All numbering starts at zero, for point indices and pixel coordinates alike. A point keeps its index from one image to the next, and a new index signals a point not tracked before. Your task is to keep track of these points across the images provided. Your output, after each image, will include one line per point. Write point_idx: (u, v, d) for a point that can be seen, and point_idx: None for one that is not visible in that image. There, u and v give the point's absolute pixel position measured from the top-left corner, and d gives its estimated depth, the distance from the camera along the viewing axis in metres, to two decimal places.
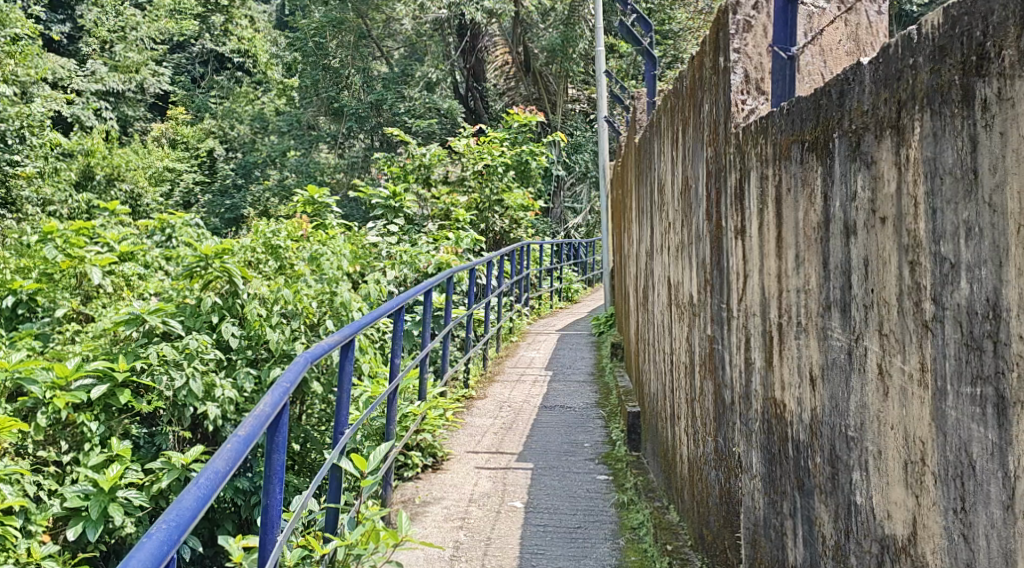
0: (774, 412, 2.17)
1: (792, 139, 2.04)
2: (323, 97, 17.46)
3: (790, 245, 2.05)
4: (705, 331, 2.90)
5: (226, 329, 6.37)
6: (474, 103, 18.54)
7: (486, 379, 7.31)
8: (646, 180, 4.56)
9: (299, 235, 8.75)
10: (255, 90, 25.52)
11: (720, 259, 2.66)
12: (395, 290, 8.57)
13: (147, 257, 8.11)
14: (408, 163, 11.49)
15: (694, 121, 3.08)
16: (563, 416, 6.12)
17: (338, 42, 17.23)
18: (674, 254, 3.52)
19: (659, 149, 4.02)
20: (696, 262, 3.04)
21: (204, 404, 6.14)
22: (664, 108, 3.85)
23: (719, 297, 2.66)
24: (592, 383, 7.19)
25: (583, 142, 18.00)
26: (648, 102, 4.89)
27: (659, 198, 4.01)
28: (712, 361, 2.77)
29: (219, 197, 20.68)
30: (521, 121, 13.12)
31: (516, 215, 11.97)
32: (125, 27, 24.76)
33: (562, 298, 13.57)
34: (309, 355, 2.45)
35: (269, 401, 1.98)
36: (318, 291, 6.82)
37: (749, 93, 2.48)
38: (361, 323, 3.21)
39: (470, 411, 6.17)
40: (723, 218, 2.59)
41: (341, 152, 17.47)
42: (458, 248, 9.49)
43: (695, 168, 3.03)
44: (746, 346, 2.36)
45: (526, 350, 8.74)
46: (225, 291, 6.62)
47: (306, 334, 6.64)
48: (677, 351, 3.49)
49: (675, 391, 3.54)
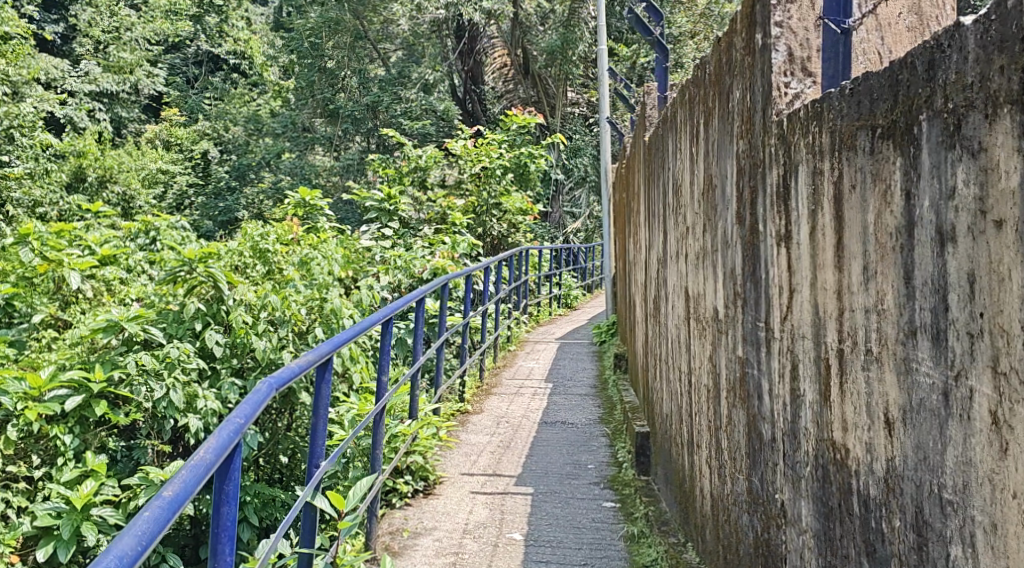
0: (832, 457, 1.79)
1: (858, 124, 1.66)
2: (318, 98, 17.09)
3: (856, 253, 1.67)
4: (733, 350, 2.53)
5: (210, 336, 6.00)
6: (472, 106, 18.08)
7: (482, 391, 6.93)
8: (658, 181, 4.18)
9: (289, 238, 8.36)
10: (250, 92, 25.14)
11: (754, 269, 2.29)
12: (388, 296, 8.26)
13: (130, 260, 7.71)
14: (404, 166, 11.24)
15: (719, 111, 2.71)
16: (564, 433, 5.75)
17: (334, 43, 16.82)
18: (694, 262, 3.15)
19: (673, 146, 3.65)
20: (722, 272, 2.67)
21: (185, 416, 5.77)
22: (679, 101, 3.49)
23: (754, 314, 2.29)
24: (594, 396, 6.82)
25: (582, 145, 17.67)
26: (660, 98, 4.52)
27: (673, 202, 3.64)
28: (744, 387, 2.40)
29: (212, 200, 20.27)
30: (519, 122, 12.63)
31: (514, 220, 11.59)
32: (119, 27, 24.33)
33: (561, 305, 13.24)
34: (270, 385, 2.09)
35: (213, 448, 1.62)
36: (307, 298, 6.58)
37: (793, 74, 2.10)
38: (339, 341, 2.83)
39: (465, 428, 5.80)
40: (760, 222, 2.21)
41: (336, 154, 17.10)
42: (454, 253, 9.10)
43: (721, 165, 2.65)
44: (792, 375, 1.98)
45: (525, 360, 8.37)
46: (209, 296, 6.26)
47: (294, 342, 6.33)
48: (695, 370, 3.12)
49: (695, 416, 3.17)
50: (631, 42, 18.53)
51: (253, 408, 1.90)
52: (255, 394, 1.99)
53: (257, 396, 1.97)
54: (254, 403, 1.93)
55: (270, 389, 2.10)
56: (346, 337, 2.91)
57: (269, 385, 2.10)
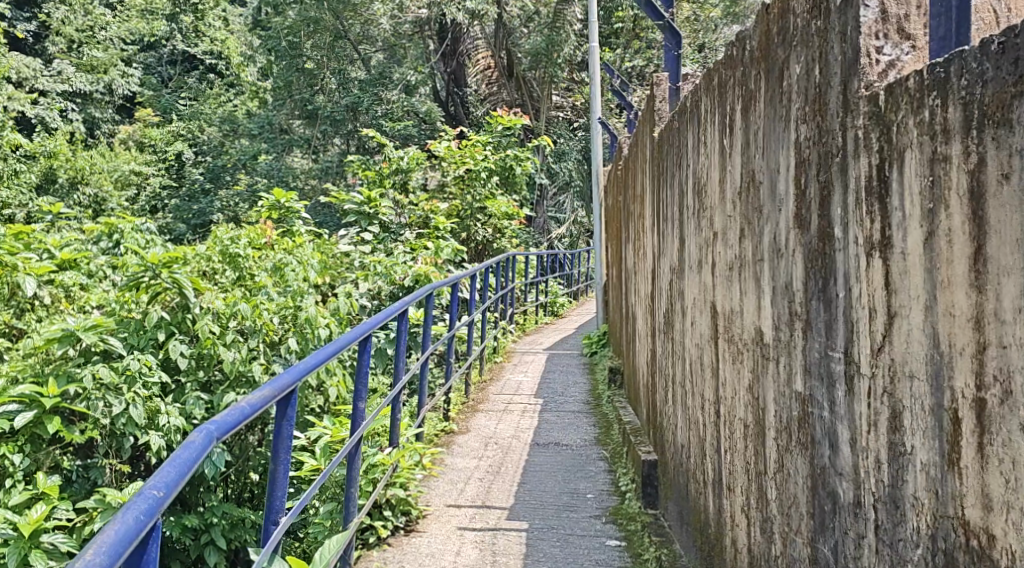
0: (965, 545, 1.33)
1: (1015, 89, 1.19)
2: (296, 99, 16.60)
3: (1012, 267, 1.21)
4: (787, 379, 2.06)
5: (174, 347, 5.55)
6: (454, 109, 17.53)
7: (468, 408, 6.46)
8: (671, 182, 3.71)
9: (261, 242, 7.84)
10: (225, 92, 24.53)
11: (823, 285, 1.83)
12: (368, 304, 7.79)
13: (90, 264, 7.04)
14: (385, 167, 10.63)
15: (765, 93, 2.26)
16: (559, 457, 5.28)
17: (313, 43, 16.33)
18: (726, 275, 2.68)
19: (693, 139, 3.21)
20: (769, 287, 2.21)
21: (146, 434, 5.30)
22: (703, 88, 3.04)
23: (823, 341, 1.83)
24: (589, 414, 6.36)
25: (567, 149, 17.20)
26: (671, 89, 4.07)
27: (694, 204, 3.18)
28: (804, 429, 1.94)
29: (185, 202, 19.65)
30: (505, 124, 12.20)
31: (499, 224, 11.10)
32: (93, 26, 23.83)
33: (547, 312, 12.81)
34: (205, 439, 1.61)
35: (106, 548, 1.13)
36: (281, 306, 6.12)
37: (887, 37, 1.64)
38: (306, 367, 2.33)
39: (451, 450, 5.32)
40: (835, 225, 1.75)
41: (314, 156, 16.60)
42: (438, 258, 8.57)
43: (771, 159, 2.19)
44: (892, 426, 1.52)
45: (513, 372, 7.91)
46: (174, 304, 5.82)
47: (265, 353, 5.90)
48: (728, 400, 2.65)
49: (724, 454, 2.70)
50: (615, 45, 18.11)
51: (176, 476, 1.42)
52: (181, 458, 1.48)
53: (180, 463, 1.46)
54: (171, 474, 1.41)
55: (204, 445, 1.60)
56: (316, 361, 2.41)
57: (202, 441, 1.59)
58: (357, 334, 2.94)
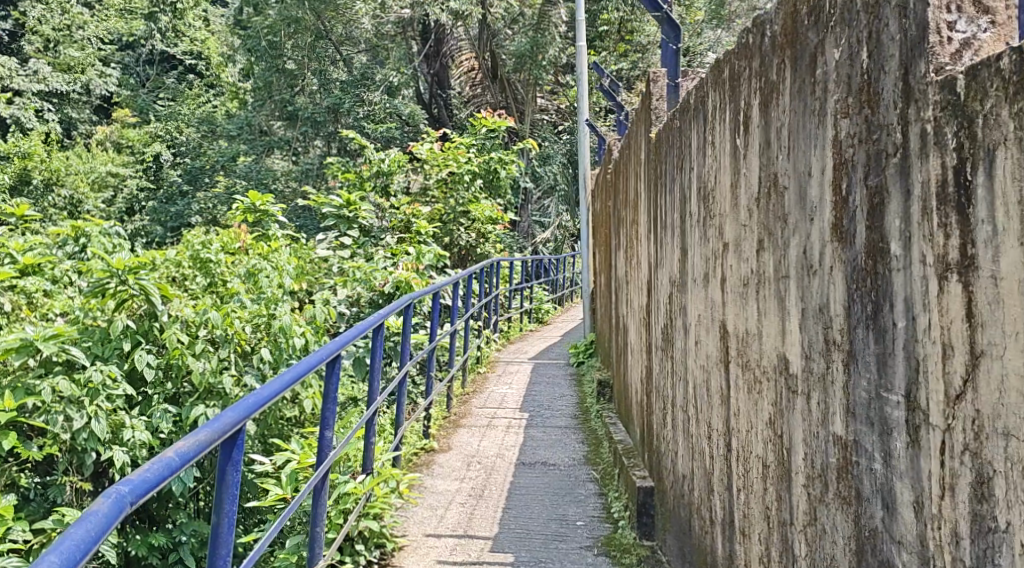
0: None
1: None
2: (276, 100, 16.21)
3: None
4: (821, 419, 1.75)
5: (141, 358, 5.49)
6: (438, 111, 17.19)
7: (449, 424, 6.13)
8: (670, 187, 3.40)
9: (234, 246, 7.48)
10: (205, 92, 24.08)
11: (875, 308, 1.51)
12: (345, 312, 7.46)
13: (55, 270, 6.63)
14: (364, 170, 10.29)
15: (790, 85, 1.95)
16: (545, 478, 4.97)
17: (294, 43, 15.82)
18: (739, 293, 2.37)
19: (697, 138, 2.91)
20: (798, 309, 1.89)
21: (109, 448, 5.15)
22: (710, 83, 2.73)
23: (872, 378, 1.52)
24: (577, 429, 6.04)
25: (552, 153, 16.88)
26: (669, 86, 3.76)
27: (700, 211, 2.86)
28: (846, 479, 1.63)
29: (162, 204, 19.22)
30: (489, 125, 11.83)
31: (483, 229, 10.72)
32: (71, 25, 22.99)
33: (532, 319, 12.49)
34: (109, 513, 1.30)
35: None
36: (253, 314, 6.08)
37: (960, 11, 1.35)
38: (257, 401, 2.01)
39: (431, 471, 5.00)
40: (890, 238, 1.45)
41: (294, 158, 16.19)
42: (420, 264, 8.16)
43: (800, 162, 1.89)
44: (977, 494, 1.21)
45: (497, 384, 7.57)
46: (141, 312, 5.72)
47: (236, 364, 5.83)
48: (741, 434, 2.34)
49: (737, 494, 2.38)
50: (601, 49, 17.77)
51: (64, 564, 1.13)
52: (71, 543, 1.17)
53: (69, 549, 1.15)
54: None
55: (109, 521, 1.29)
56: (266, 395, 2.09)
57: (106, 516, 1.29)
58: (320, 357, 2.63)
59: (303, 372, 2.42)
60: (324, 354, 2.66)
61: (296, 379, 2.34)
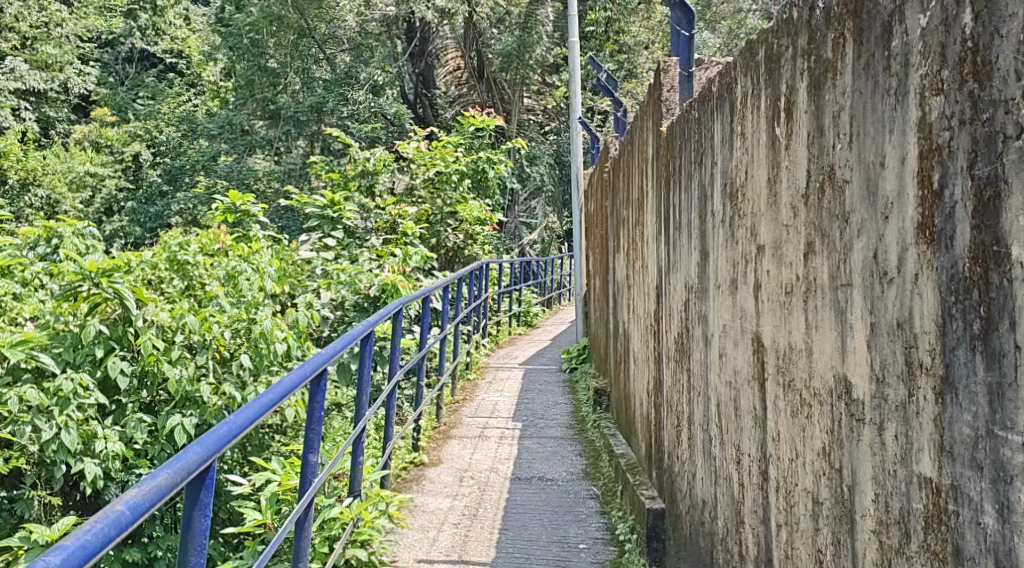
0: None
1: None
2: (258, 99, 15.76)
3: None
4: (902, 456, 1.48)
5: (114, 365, 5.33)
6: (423, 110, 16.79)
7: (439, 435, 5.84)
8: (685, 186, 3.12)
9: (213, 248, 7.14)
10: (187, 91, 23.65)
11: (987, 326, 1.23)
12: (330, 316, 7.15)
13: (25, 272, 6.32)
14: (349, 169, 9.99)
15: (855, 60, 1.67)
16: (542, 495, 4.69)
17: (277, 42, 15.47)
18: (781, 303, 2.08)
19: (720, 131, 2.64)
20: (866, 328, 1.61)
21: (80, 460, 5.19)
22: (739, 67, 2.45)
23: (981, 410, 1.24)
24: (573, 440, 5.76)
25: (539, 153, 16.59)
26: (681, 75, 3.49)
27: (726, 209, 2.58)
28: (940, 531, 1.36)
29: (142, 204, 18.87)
30: (477, 124, 11.31)
31: (471, 230, 10.44)
32: (49, 22, 22.37)
33: (520, 323, 12.21)
34: None
35: None
36: (232, 319, 5.95)
37: None
38: (225, 435, 1.69)
39: (421, 487, 4.71)
40: (1008, 242, 1.18)
41: (276, 158, 15.80)
42: (406, 266, 7.78)
43: (869, 153, 1.61)
44: None
45: (487, 391, 7.27)
46: (114, 318, 5.56)
47: (214, 371, 5.73)
48: (783, 463, 2.06)
49: (778, 530, 2.11)
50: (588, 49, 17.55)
51: None
52: None
53: None
54: None
55: None
56: (232, 429, 1.77)
57: None
58: (296, 380, 2.31)
59: (274, 401, 2.10)
60: (301, 375, 2.35)
61: (266, 409, 2.01)
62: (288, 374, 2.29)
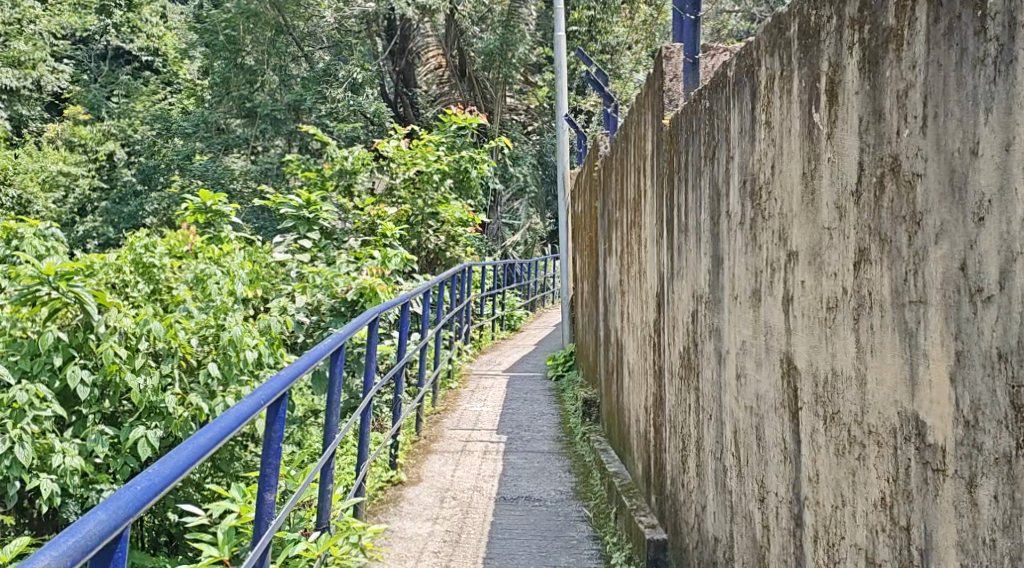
0: None
1: None
2: (233, 97, 15.20)
3: None
4: (1010, 525, 1.16)
5: (74, 374, 5.02)
6: (403, 110, 16.02)
7: (418, 450, 5.50)
8: (691, 185, 2.81)
9: (182, 249, 6.74)
10: (162, 90, 23.13)
11: None
12: (306, 323, 6.78)
13: None
14: (327, 168, 9.62)
15: (933, 17, 1.35)
16: (529, 516, 4.35)
17: (253, 38, 14.88)
18: (822, 321, 1.76)
19: (737, 120, 2.32)
20: (950, 357, 1.29)
21: (36, 477, 4.86)
22: (764, 47, 2.13)
23: None
24: (561, 455, 5.43)
25: (522, 153, 16.26)
26: (684, 62, 3.18)
27: (744, 209, 2.26)
28: None
29: (115, 204, 18.34)
30: (459, 122, 10.92)
31: (453, 232, 10.10)
32: (22, 19, 21.65)
33: (504, 326, 11.88)
34: None
35: None
36: (200, 324, 5.65)
37: None
38: (145, 493, 1.36)
39: (399, 510, 4.37)
40: None
41: (253, 157, 15.23)
42: (386, 269, 7.27)
43: (954, 140, 1.29)
44: None
45: (469, 401, 6.92)
46: (76, 322, 5.16)
47: (180, 380, 5.40)
48: (823, 509, 1.74)
49: None
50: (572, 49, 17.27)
51: None
52: None
53: None
54: None
55: None
56: (155, 483, 1.43)
57: None
58: (236, 420, 1.95)
59: (208, 447, 1.73)
60: (242, 415, 1.99)
61: (192, 461, 1.65)
62: (224, 414, 1.94)
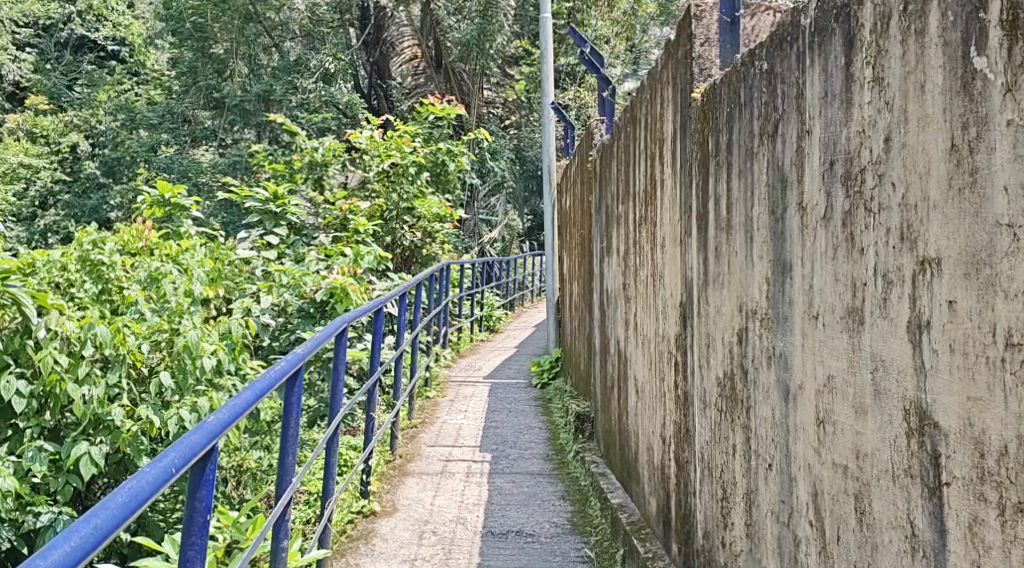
0: None
1: None
2: (201, 87, 14.44)
3: None
4: None
5: (8, 384, 4.34)
6: (377, 102, 15.70)
7: (394, 472, 4.89)
8: (737, 170, 2.24)
9: (135, 246, 6.03)
10: (128, 80, 22.30)
11: None
12: (270, 327, 6.14)
13: None
14: (296, 160, 9.02)
15: None
16: (522, 556, 3.77)
17: (222, 26, 14.03)
18: (997, 363, 1.19)
19: (819, 83, 1.75)
20: None
21: None
22: None
23: None
24: (552, 478, 4.85)
25: (501, 147, 15.55)
26: (722, 21, 2.60)
27: (834, 194, 1.68)
28: None
29: (78, 198, 17.48)
30: (436, 112, 10.23)
31: (430, 227, 9.45)
32: None
33: (483, 328, 11.31)
34: None
35: None
36: (151, 330, 4.98)
37: None
38: None
39: (373, 550, 3.76)
40: None
41: (221, 151, 14.49)
42: (359, 267, 6.61)
43: None
44: None
45: (449, 413, 6.32)
46: (12, 325, 4.46)
47: (128, 391, 4.75)
48: None
49: None
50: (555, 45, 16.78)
51: None
52: None
53: None
54: None
55: None
56: None
57: None
58: (140, 496, 1.32)
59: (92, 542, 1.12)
60: (137, 499, 1.29)
61: None
62: (89, 512, 1.17)
